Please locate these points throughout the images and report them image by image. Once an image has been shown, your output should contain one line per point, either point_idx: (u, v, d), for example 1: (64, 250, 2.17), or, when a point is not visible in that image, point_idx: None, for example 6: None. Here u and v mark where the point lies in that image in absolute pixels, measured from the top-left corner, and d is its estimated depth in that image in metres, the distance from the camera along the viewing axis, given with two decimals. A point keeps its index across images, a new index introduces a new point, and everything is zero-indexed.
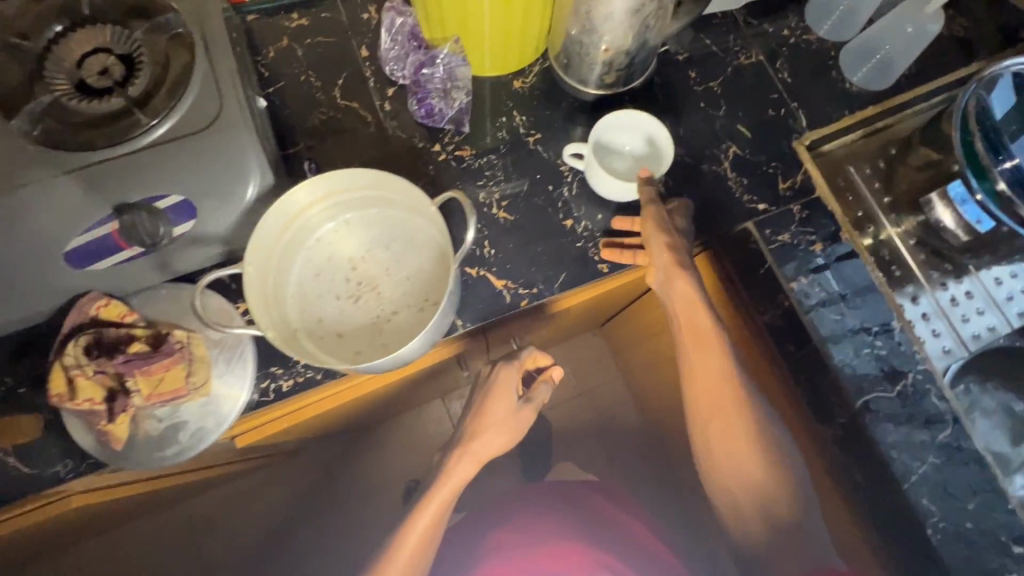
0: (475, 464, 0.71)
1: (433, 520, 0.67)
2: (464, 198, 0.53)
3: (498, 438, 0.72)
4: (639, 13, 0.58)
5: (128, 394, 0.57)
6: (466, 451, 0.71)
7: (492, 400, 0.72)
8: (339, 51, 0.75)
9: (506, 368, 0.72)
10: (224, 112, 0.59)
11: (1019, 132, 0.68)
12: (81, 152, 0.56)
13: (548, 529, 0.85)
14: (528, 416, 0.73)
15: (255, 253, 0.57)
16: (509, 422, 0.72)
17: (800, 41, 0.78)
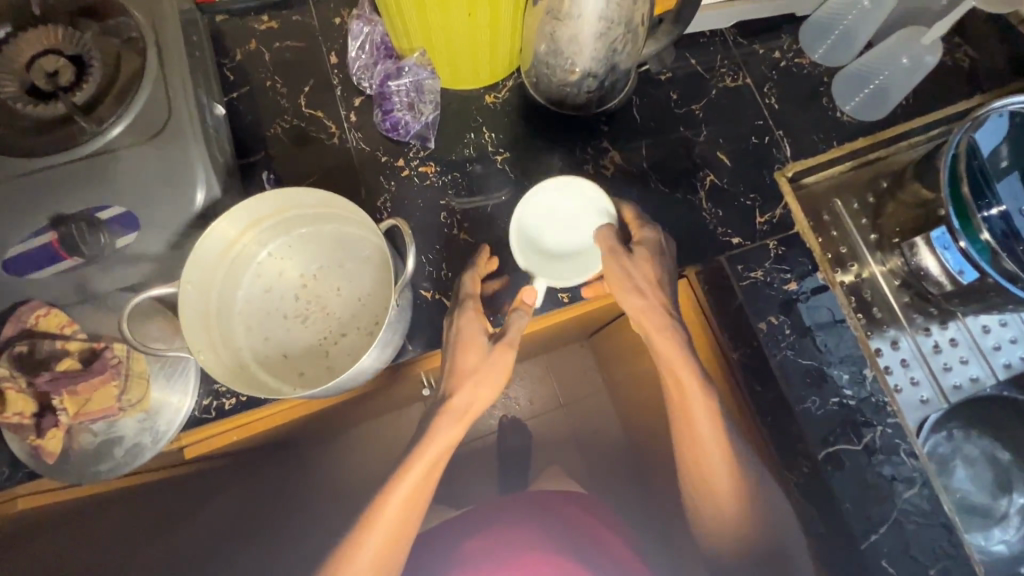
0: (456, 421, 0.59)
1: (411, 494, 0.58)
2: (405, 226, 0.51)
3: (478, 391, 0.59)
4: (606, 36, 0.55)
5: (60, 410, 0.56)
6: (441, 415, 0.59)
7: (461, 352, 0.59)
8: (308, 56, 0.73)
9: (461, 316, 0.60)
10: (173, 121, 0.57)
11: (1007, 170, 0.66)
12: (23, 157, 0.55)
13: (522, 537, 0.78)
14: (508, 355, 0.59)
15: (197, 271, 0.56)
16: (487, 368, 0.59)
17: (791, 65, 0.74)
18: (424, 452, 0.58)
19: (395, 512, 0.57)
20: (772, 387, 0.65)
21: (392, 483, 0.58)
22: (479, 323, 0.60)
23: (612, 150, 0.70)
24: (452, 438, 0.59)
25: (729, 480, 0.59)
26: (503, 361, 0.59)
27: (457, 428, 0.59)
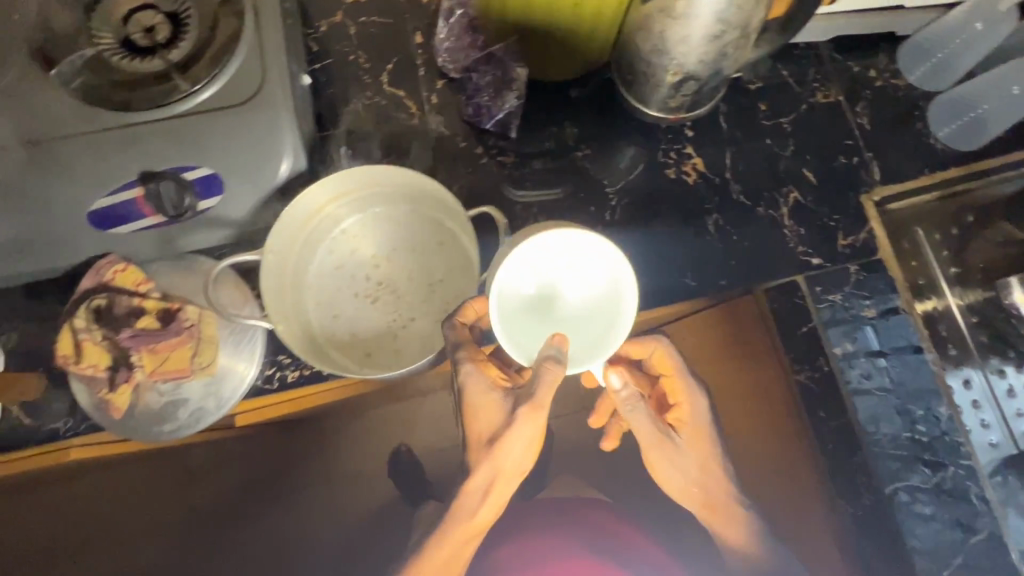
0: (483, 497, 0.55)
1: (448, 560, 0.56)
2: (500, 214, 0.54)
3: (504, 464, 0.53)
4: (718, 40, 0.52)
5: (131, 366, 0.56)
6: (468, 490, 0.54)
7: (477, 421, 0.53)
8: (393, 33, 0.72)
9: (463, 373, 0.53)
10: (263, 88, 0.56)
11: None
12: (117, 112, 0.55)
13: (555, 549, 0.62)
14: (539, 416, 0.51)
15: (278, 240, 0.57)
16: (513, 436, 0.51)
17: (887, 85, 0.71)
18: (459, 524, 0.55)
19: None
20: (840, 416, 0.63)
21: (424, 557, 0.56)
22: (489, 380, 0.53)
23: (694, 155, 0.69)
24: (486, 517, 0.56)
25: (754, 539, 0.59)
26: (529, 426, 0.51)
27: (487, 502, 0.55)
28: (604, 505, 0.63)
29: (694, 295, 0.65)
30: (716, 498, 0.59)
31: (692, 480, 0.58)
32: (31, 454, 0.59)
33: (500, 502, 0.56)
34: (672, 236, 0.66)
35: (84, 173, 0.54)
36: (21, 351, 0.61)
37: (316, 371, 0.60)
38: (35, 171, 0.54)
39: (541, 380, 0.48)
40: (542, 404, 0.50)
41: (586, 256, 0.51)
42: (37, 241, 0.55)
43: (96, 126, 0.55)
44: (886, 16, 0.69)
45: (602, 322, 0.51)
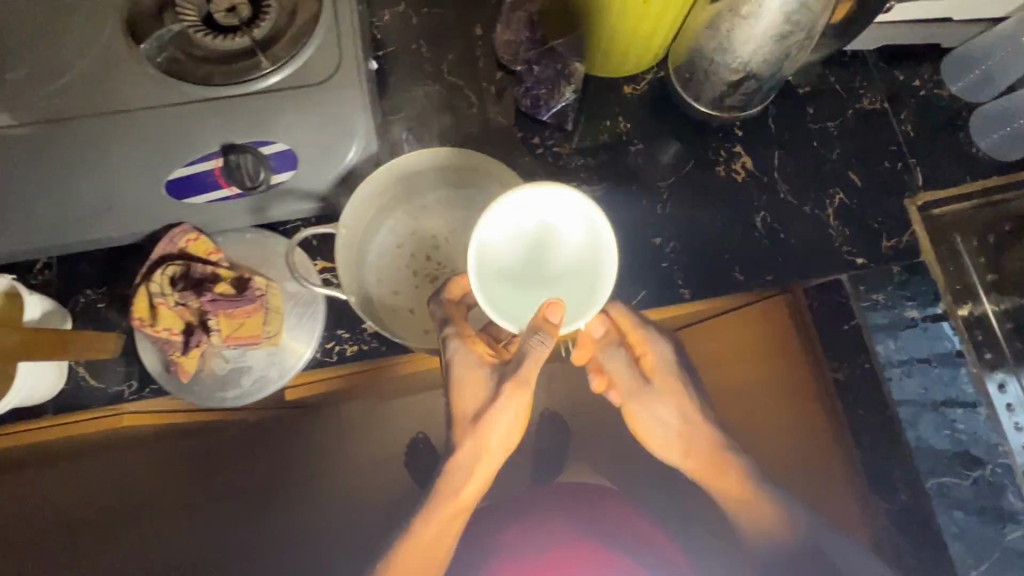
0: (466, 473, 0.55)
1: (438, 535, 0.55)
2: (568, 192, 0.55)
3: (489, 439, 0.53)
4: (785, 40, 0.55)
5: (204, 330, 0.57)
6: (456, 464, 0.54)
7: (462, 397, 0.55)
8: (454, 24, 0.74)
9: (450, 350, 0.55)
10: (339, 70, 0.58)
11: None
12: (199, 85, 0.57)
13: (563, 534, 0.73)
14: (524, 390, 0.52)
15: (352, 215, 0.60)
16: (496, 409, 0.52)
17: (931, 95, 0.73)
18: (445, 498, 0.55)
19: (419, 557, 0.54)
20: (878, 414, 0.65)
21: (411, 533, 0.55)
22: (476, 356, 0.55)
23: (744, 154, 0.71)
24: (473, 494, 0.55)
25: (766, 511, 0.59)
26: (514, 397, 0.52)
27: (473, 480, 0.55)
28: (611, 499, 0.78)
29: (740, 288, 0.67)
30: (704, 464, 0.60)
31: (669, 435, 0.60)
32: (91, 416, 0.61)
33: (482, 479, 0.55)
34: (719, 232, 0.68)
35: (167, 144, 0.56)
36: (91, 314, 0.63)
37: (378, 346, 0.62)
38: (123, 141, 0.56)
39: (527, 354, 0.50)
40: (526, 381, 0.52)
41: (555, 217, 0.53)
42: (116, 206, 0.58)
43: (180, 99, 0.57)
44: (934, 28, 0.71)
45: (587, 282, 0.52)
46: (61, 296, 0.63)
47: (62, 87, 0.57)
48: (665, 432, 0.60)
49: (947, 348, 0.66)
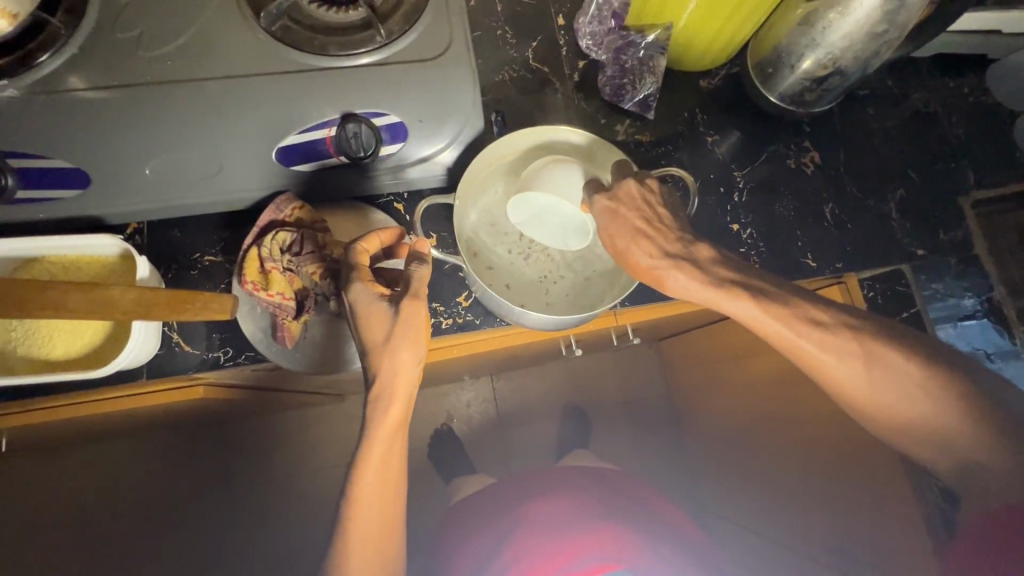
0: (391, 394, 0.55)
1: (385, 458, 0.55)
2: (693, 180, 0.60)
3: (401, 358, 0.54)
4: (879, 38, 0.60)
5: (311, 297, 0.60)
6: (378, 388, 0.55)
7: (368, 332, 0.54)
8: (537, 13, 0.76)
9: (353, 292, 0.54)
10: (449, 47, 0.60)
11: None
12: (316, 55, 0.58)
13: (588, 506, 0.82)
14: (421, 306, 0.55)
15: (463, 187, 0.64)
16: (407, 326, 0.54)
17: (979, 102, 0.79)
18: (379, 423, 0.55)
19: (376, 481, 0.55)
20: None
21: (361, 461, 0.55)
22: (373, 290, 0.54)
23: (813, 149, 0.75)
24: (404, 408, 0.56)
25: (888, 380, 0.51)
26: (416, 311, 0.54)
27: (398, 399, 0.55)
28: (618, 475, 0.90)
29: (811, 273, 0.71)
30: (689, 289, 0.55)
31: (644, 270, 0.57)
32: (169, 385, 0.61)
33: (409, 394, 0.56)
34: (791, 220, 0.72)
35: (280, 110, 0.57)
36: (185, 280, 0.63)
37: (480, 318, 0.66)
38: (238, 106, 0.56)
39: (409, 277, 0.55)
40: (419, 293, 0.55)
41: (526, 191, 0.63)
42: (225, 170, 0.58)
43: (295, 67, 0.57)
44: (984, 39, 0.77)
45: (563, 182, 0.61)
46: (154, 260, 0.63)
47: (178, 49, 0.57)
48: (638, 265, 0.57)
49: (1007, 343, 0.72)
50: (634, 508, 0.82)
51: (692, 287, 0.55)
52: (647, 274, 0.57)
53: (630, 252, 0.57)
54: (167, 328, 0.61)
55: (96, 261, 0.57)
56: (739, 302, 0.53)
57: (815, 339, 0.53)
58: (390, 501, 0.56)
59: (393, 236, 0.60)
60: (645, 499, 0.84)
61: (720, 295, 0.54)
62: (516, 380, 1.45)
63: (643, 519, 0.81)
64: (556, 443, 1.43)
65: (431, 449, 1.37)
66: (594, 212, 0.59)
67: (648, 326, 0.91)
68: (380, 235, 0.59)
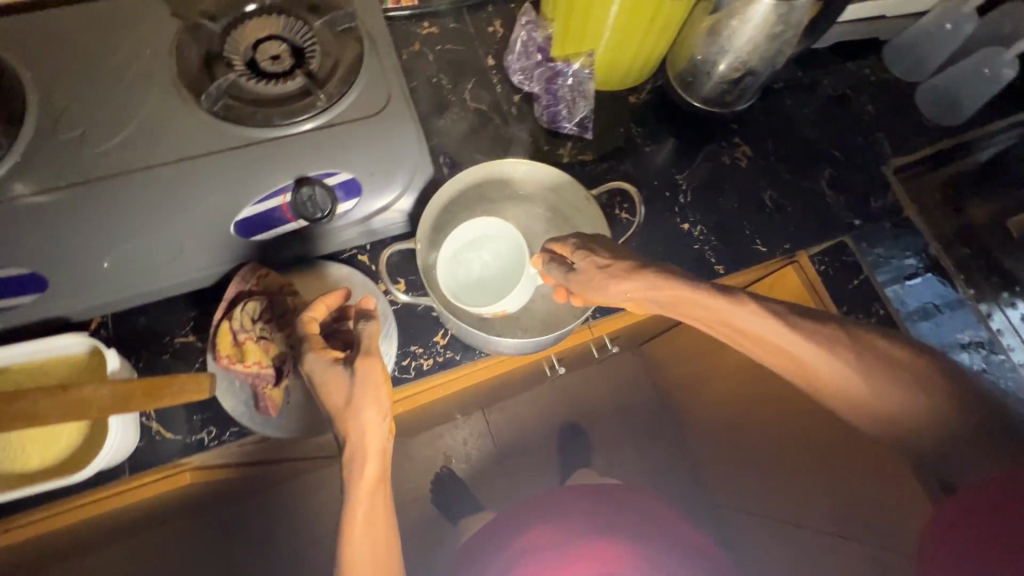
0: (364, 454, 0.54)
1: (370, 518, 0.54)
2: (636, 188, 0.64)
3: (366, 417, 0.53)
4: (778, 38, 0.66)
5: (291, 362, 0.60)
6: (350, 450, 0.54)
7: (330, 398, 0.54)
8: (468, 58, 0.80)
9: (307, 363, 0.55)
10: (389, 102, 0.62)
11: None
12: (260, 127, 0.60)
13: (590, 526, 0.83)
14: (377, 362, 0.54)
15: (422, 230, 0.65)
16: (364, 386, 0.53)
17: (880, 80, 0.86)
18: (358, 484, 0.54)
19: (366, 544, 0.54)
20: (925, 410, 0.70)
21: (346, 527, 0.54)
22: (327, 356, 0.55)
23: (743, 144, 0.80)
24: (380, 468, 0.55)
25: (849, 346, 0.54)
26: (373, 370, 0.54)
27: (371, 457, 0.54)
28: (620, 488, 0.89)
29: (763, 258, 0.75)
30: (658, 297, 0.58)
31: (625, 297, 0.58)
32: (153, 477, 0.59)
33: (382, 451, 0.55)
34: (736, 212, 0.76)
35: (235, 184, 0.58)
36: (157, 365, 0.62)
37: (459, 354, 0.67)
38: (190, 186, 0.57)
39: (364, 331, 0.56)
40: (372, 350, 0.55)
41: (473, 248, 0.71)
42: (186, 251, 0.58)
43: (242, 141, 0.59)
44: (872, 24, 0.85)
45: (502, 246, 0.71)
46: (124, 351, 0.62)
47: (122, 141, 0.58)
48: (615, 281, 0.57)
49: (952, 295, 0.76)
50: (638, 529, 0.82)
51: (659, 293, 0.57)
52: (622, 282, 0.57)
53: (614, 261, 0.58)
54: (145, 418, 0.60)
55: (64, 361, 0.56)
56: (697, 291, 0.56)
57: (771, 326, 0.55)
58: (384, 563, 0.55)
59: (338, 297, 0.60)
60: (653, 513, 0.84)
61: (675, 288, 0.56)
62: (508, 409, 1.45)
63: (648, 535, 0.81)
64: (557, 465, 1.43)
65: (434, 494, 1.34)
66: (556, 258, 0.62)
67: (625, 333, 0.93)
68: (325, 300, 0.59)
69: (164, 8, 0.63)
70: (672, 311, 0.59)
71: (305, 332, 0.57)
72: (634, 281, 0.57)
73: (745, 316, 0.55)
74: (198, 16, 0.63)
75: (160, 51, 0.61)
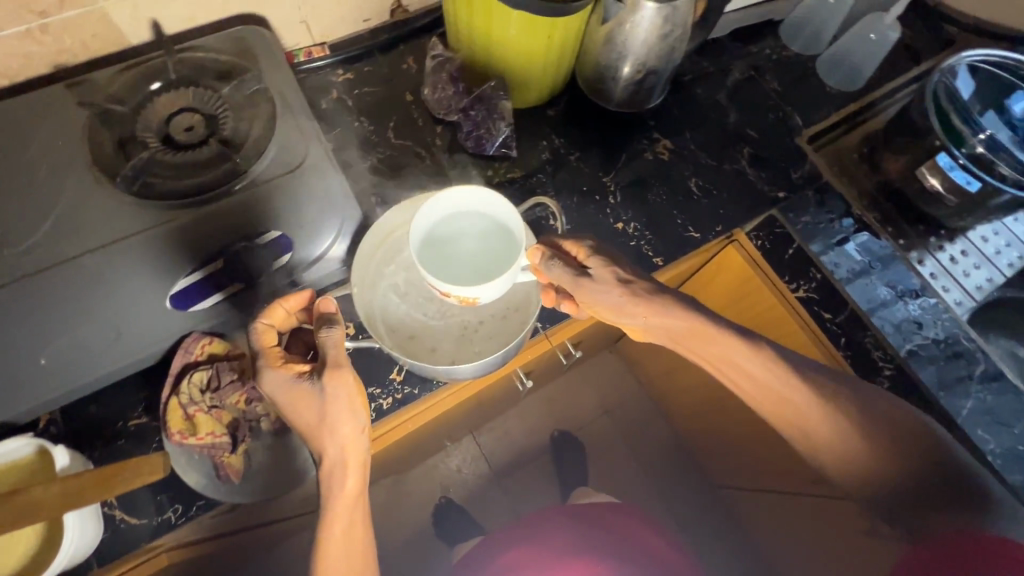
0: (343, 468, 0.56)
1: (349, 530, 0.56)
2: (552, 201, 0.67)
3: (343, 431, 0.55)
4: (667, 38, 0.71)
5: (249, 421, 0.61)
6: (329, 465, 0.56)
7: (299, 413, 0.55)
8: (386, 98, 0.83)
9: (268, 379, 0.54)
10: (308, 154, 0.64)
11: (984, 108, 0.80)
12: (182, 199, 0.60)
13: (578, 543, 0.85)
14: (347, 375, 0.54)
15: (358, 272, 0.64)
16: (333, 399, 0.54)
17: (781, 57, 0.91)
18: (338, 499, 0.56)
19: (342, 558, 0.56)
20: (880, 370, 0.73)
21: (321, 542, 0.55)
22: (290, 372, 0.55)
23: (662, 138, 0.83)
24: (360, 479, 0.57)
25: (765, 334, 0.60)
26: (344, 384, 0.54)
27: (351, 471, 0.56)
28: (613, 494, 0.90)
29: (698, 243, 0.78)
30: (669, 326, 0.60)
31: (639, 318, 0.60)
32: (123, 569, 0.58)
33: (361, 462, 0.57)
34: (665, 204, 0.79)
35: (164, 260, 0.59)
36: (112, 452, 0.61)
37: (416, 389, 0.68)
38: (119, 268, 0.58)
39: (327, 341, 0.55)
40: (340, 362, 0.55)
41: (450, 230, 0.63)
42: (124, 333, 0.58)
43: (166, 217, 0.60)
44: (763, 8, 0.90)
45: (485, 232, 0.63)
46: (75, 444, 0.61)
47: (43, 235, 0.58)
48: (633, 306, 0.59)
49: (881, 250, 0.79)
50: (616, 546, 0.85)
51: (673, 322, 0.60)
52: (640, 310, 0.59)
53: (637, 280, 0.60)
54: (107, 508, 0.59)
55: (10, 466, 0.55)
56: (655, 304, 0.59)
57: (768, 369, 0.58)
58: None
59: (302, 303, 0.60)
60: (632, 530, 0.87)
61: (658, 305, 0.59)
62: (497, 429, 1.45)
63: (608, 546, 0.85)
64: (556, 477, 1.43)
65: (436, 528, 1.33)
66: (564, 270, 0.59)
67: (587, 337, 0.95)
68: (284, 305, 0.58)
69: (70, 98, 0.64)
70: (677, 342, 0.62)
71: (266, 349, 0.56)
72: (653, 309, 0.59)
73: (736, 349, 0.59)
74: (105, 101, 0.64)
75: (71, 140, 0.62)
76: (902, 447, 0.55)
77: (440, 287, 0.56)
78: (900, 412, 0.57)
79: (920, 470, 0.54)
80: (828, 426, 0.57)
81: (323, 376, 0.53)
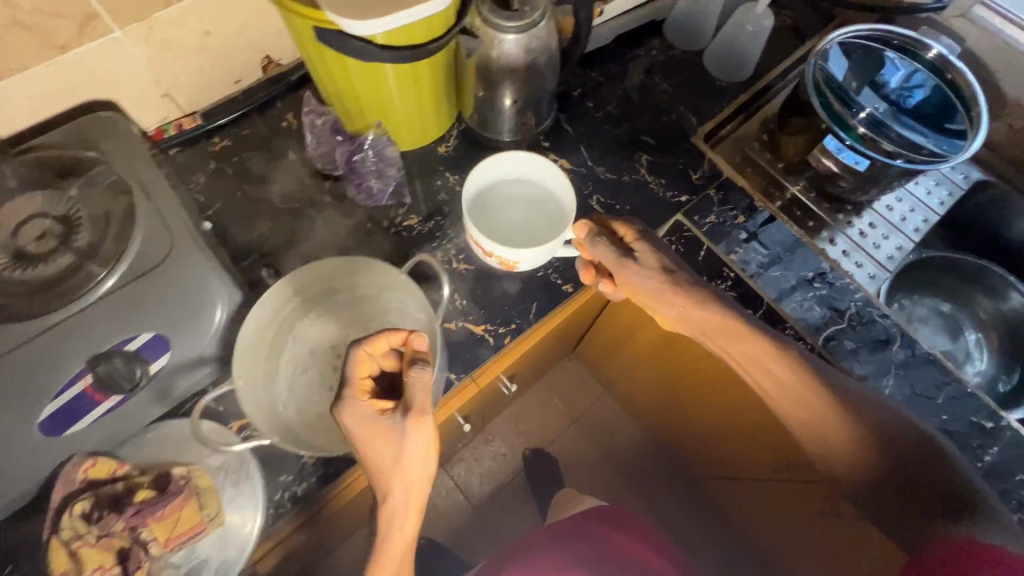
0: (404, 511, 0.58)
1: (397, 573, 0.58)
2: (433, 257, 0.65)
3: (411, 476, 0.57)
4: (535, 66, 0.70)
5: (143, 546, 0.57)
6: (392, 506, 0.57)
7: (375, 451, 0.55)
8: (267, 160, 0.79)
9: (350, 411, 0.54)
10: (171, 243, 0.59)
11: (860, 86, 0.81)
12: (33, 319, 0.54)
13: (560, 561, 0.82)
14: (427, 423, 0.56)
15: (240, 364, 0.61)
16: (410, 445, 0.55)
17: (668, 57, 0.90)
18: (391, 541, 0.58)
19: None
20: None
21: None
22: (372, 409, 0.55)
23: (559, 158, 0.82)
24: (416, 521, 0.59)
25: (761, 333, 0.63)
26: (427, 431, 0.56)
27: (411, 514, 0.58)
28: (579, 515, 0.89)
29: None
30: (701, 321, 0.65)
31: (678, 310, 0.65)
32: None
33: (421, 503, 0.59)
34: None
35: (18, 388, 0.53)
36: None
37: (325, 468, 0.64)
38: None
39: (414, 384, 0.55)
40: (425, 409, 0.55)
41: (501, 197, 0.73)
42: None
43: (14, 342, 0.54)
44: (642, 11, 0.89)
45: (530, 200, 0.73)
46: None
47: None
48: (677, 298, 0.65)
49: (791, 236, 0.79)
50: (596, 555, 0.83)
51: (704, 316, 0.64)
52: (677, 304, 0.65)
53: (679, 270, 0.66)
54: None
55: None
56: (685, 295, 0.64)
57: (790, 367, 0.62)
58: None
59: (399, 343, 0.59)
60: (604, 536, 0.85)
61: (700, 298, 0.64)
62: (466, 458, 1.43)
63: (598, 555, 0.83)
64: (532, 496, 1.40)
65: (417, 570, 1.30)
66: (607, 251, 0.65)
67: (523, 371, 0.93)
68: (386, 337, 0.58)
69: None
70: (704, 336, 0.66)
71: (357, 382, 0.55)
72: (688, 300, 0.64)
73: (762, 350, 0.63)
74: None
75: None
76: (890, 441, 0.58)
77: (488, 249, 0.67)
78: (886, 414, 0.60)
79: (914, 477, 0.57)
80: (840, 426, 0.59)
81: (410, 415, 0.55)
